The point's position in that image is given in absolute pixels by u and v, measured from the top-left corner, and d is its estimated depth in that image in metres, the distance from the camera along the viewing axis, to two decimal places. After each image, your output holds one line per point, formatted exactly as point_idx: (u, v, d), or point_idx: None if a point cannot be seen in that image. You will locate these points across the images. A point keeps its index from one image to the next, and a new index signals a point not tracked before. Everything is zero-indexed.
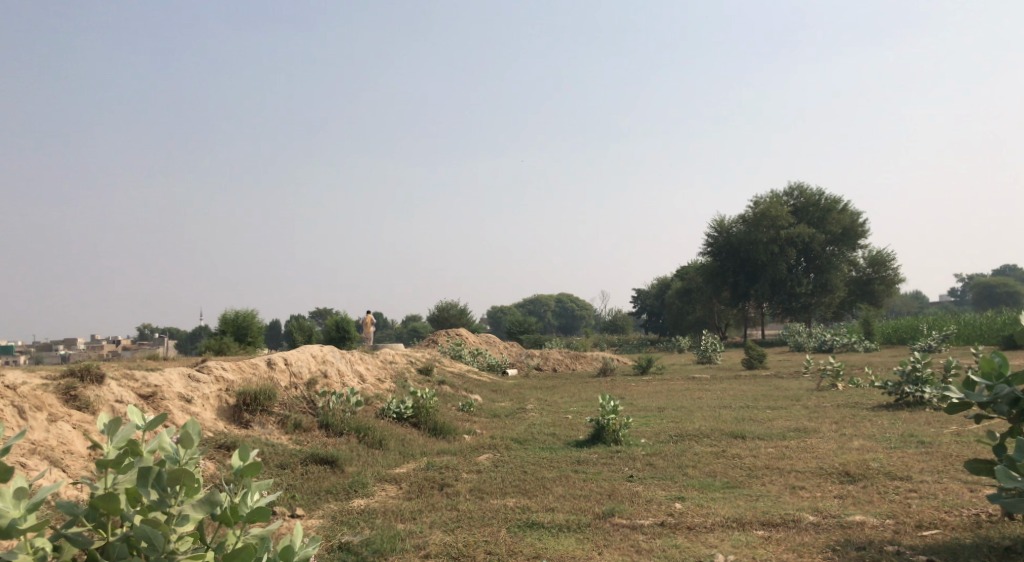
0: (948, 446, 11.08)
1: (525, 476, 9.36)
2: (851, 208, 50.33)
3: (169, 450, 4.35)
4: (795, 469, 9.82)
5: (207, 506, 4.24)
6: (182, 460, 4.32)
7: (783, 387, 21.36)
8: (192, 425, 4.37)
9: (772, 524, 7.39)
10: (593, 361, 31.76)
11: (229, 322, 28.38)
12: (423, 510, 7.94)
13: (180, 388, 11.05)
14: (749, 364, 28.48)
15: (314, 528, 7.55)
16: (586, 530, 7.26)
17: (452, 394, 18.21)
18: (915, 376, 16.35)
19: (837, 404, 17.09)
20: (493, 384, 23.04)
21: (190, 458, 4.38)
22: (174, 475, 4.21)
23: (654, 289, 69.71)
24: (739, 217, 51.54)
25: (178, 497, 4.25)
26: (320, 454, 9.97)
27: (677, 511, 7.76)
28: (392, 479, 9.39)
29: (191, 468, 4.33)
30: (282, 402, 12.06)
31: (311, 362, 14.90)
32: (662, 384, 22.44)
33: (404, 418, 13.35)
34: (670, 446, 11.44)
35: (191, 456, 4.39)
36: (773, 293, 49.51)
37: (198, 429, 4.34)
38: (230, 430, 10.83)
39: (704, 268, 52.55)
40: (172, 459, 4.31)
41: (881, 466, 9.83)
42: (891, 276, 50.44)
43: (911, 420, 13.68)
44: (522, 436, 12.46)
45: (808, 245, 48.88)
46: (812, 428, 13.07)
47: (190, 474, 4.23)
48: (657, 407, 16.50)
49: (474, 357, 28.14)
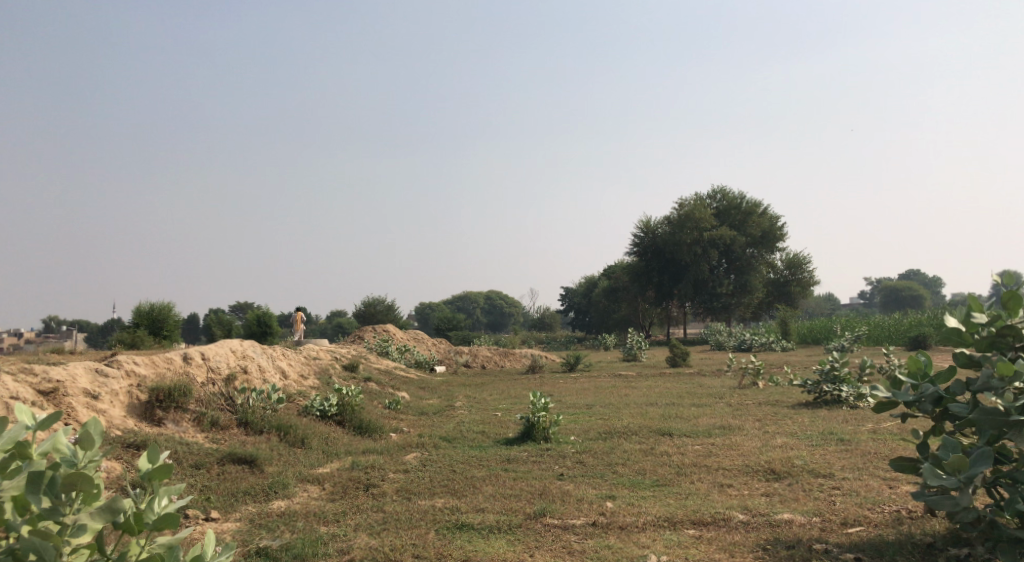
0: (868, 443, 11.25)
1: (453, 476, 9.12)
2: (770, 212, 51.42)
3: (65, 453, 4.01)
4: (723, 467, 9.81)
5: (108, 515, 3.93)
6: (79, 464, 3.97)
7: (706, 385, 21.58)
8: (94, 426, 4.03)
9: (702, 523, 7.32)
10: (522, 358, 31.67)
11: (144, 315, 27.36)
12: (347, 513, 7.64)
13: (85, 384, 10.47)
14: (673, 362, 28.76)
15: (231, 532, 7.18)
16: (517, 531, 7.07)
17: (378, 391, 17.84)
18: (833, 375, 16.65)
19: (759, 402, 17.33)
20: (421, 381, 22.72)
21: (89, 462, 4.03)
22: (69, 480, 3.88)
23: (581, 287, 70.09)
24: (665, 218, 52.03)
25: (74, 505, 3.93)
26: (238, 454, 9.55)
27: (608, 510, 7.63)
28: (314, 479, 9.04)
29: (90, 473, 3.98)
30: (198, 398, 11.55)
31: (230, 356, 14.36)
32: (590, 381, 22.45)
33: (328, 415, 12.96)
34: (599, 444, 11.35)
35: (90, 459, 4.03)
36: (695, 293, 50.22)
37: (99, 429, 4.01)
38: (140, 428, 10.30)
39: (629, 267, 52.95)
40: (68, 463, 3.97)
41: (806, 463, 9.90)
42: (807, 278, 51.84)
43: (831, 419, 13.92)
44: (450, 434, 12.21)
45: (729, 246, 49.72)
46: (738, 426, 13.16)
47: (87, 480, 3.88)
48: (585, 405, 16.44)
49: (401, 353, 27.74)
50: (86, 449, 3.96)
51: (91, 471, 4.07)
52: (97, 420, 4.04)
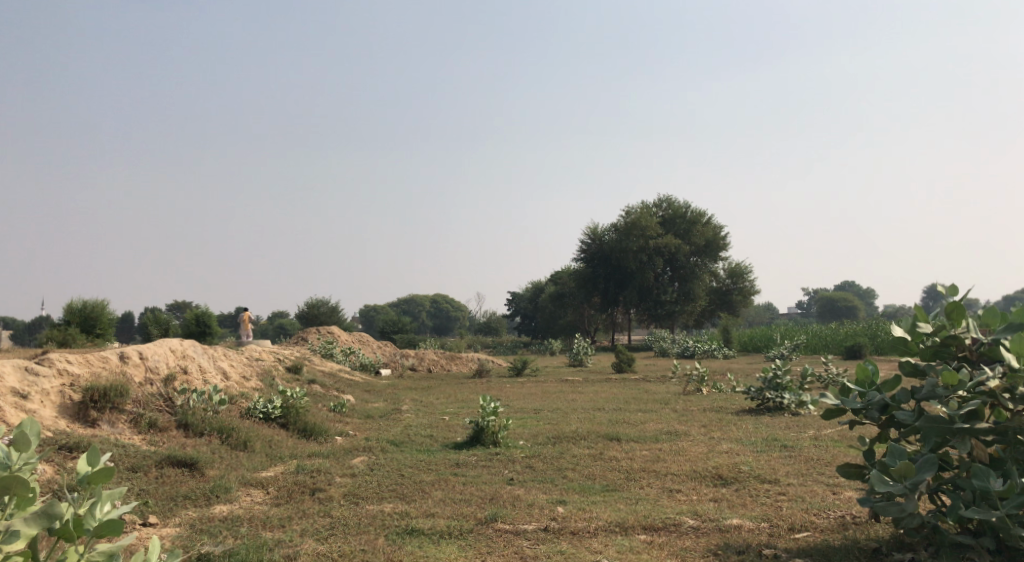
0: (812, 449, 11.41)
1: (402, 480, 8.97)
2: (714, 221, 52.15)
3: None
4: (671, 472, 9.86)
5: (43, 520, 3.74)
6: (13, 466, 3.76)
7: (651, 391, 21.74)
8: (30, 426, 3.82)
9: (653, 528, 7.32)
10: (468, 362, 31.53)
11: (78, 312, 26.55)
12: (293, 518, 7.45)
13: (14, 383, 10.08)
14: (619, 368, 28.92)
15: (170, 537, 6.94)
16: (468, 536, 6.97)
17: (322, 393, 17.56)
18: (776, 382, 16.88)
19: (704, 408, 17.50)
20: (365, 383, 22.44)
21: (24, 464, 3.81)
22: (1, 485, 3.67)
23: (527, 292, 70.18)
24: (611, 225, 52.35)
25: (8, 510, 3.72)
26: (177, 457, 9.28)
27: (560, 515, 7.58)
28: (258, 483, 8.82)
29: (26, 476, 3.78)
30: (136, 399, 11.21)
31: (169, 356, 13.99)
32: (536, 386, 22.44)
33: (271, 418, 12.69)
34: (547, 449, 11.31)
35: (26, 461, 3.82)
36: (639, 301, 50.65)
37: (37, 429, 3.80)
38: (73, 429, 9.96)
39: (576, 273, 53.18)
40: (2, 465, 3.74)
41: (752, 469, 9.99)
42: (748, 287, 52.73)
43: (774, 425, 14.11)
44: (397, 438, 12.05)
45: (673, 255, 50.29)
46: (684, 431, 13.25)
47: (21, 483, 3.67)
48: (532, 409, 16.40)
49: (345, 356, 27.39)
50: (22, 451, 3.75)
51: (26, 473, 3.86)
52: (33, 419, 3.83)
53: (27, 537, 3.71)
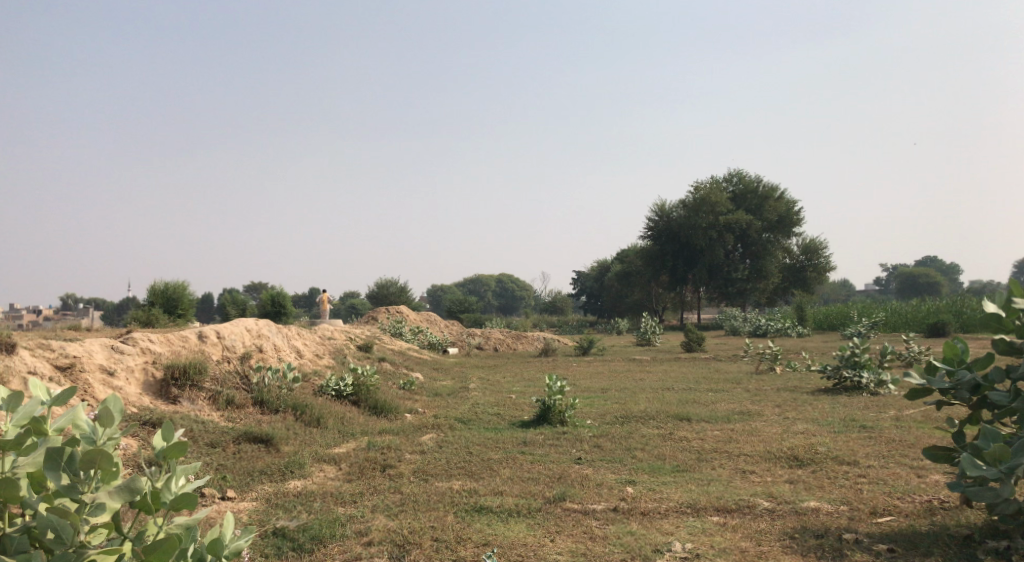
0: (892, 430, 11.07)
1: (470, 458, 9.01)
2: (787, 196, 50.97)
3: (85, 429, 3.89)
4: (744, 453, 9.68)
5: (126, 494, 3.79)
6: (98, 440, 3.86)
7: (722, 370, 21.43)
8: (113, 403, 3.91)
9: (726, 510, 7.19)
10: (535, 341, 31.55)
11: (159, 293, 27.40)
12: (364, 493, 7.54)
13: (101, 360, 10.42)
14: (688, 347, 28.56)
15: (247, 512, 7.08)
16: (537, 515, 6.95)
17: (392, 371, 17.77)
18: (853, 361, 16.42)
19: (777, 388, 17.15)
20: (434, 362, 22.64)
21: (109, 439, 3.91)
22: (87, 458, 3.77)
23: (594, 271, 69.85)
24: (680, 202, 51.66)
25: (93, 483, 3.80)
26: (253, 433, 9.48)
27: (629, 496, 7.50)
28: (330, 459, 8.96)
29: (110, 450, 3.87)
30: (214, 376, 11.49)
31: (245, 335, 14.30)
32: (604, 365, 22.33)
33: (343, 395, 12.88)
34: (617, 428, 11.22)
35: (110, 436, 3.93)
36: (710, 278, 49.94)
37: (120, 405, 3.90)
38: (155, 405, 10.25)
39: (643, 251, 52.70)
40: (88, 439, 3.86)
41: (829, 450, 9.74)
42: (823, 264, 51.49)
43: (851, 405, 13.74)
44: (466, 416, 12.11)
45: (745, 231, 49.34)
46: (757, 411, 13.01)
47: (106, 457, 3.75)
48: (601, 388, 16.32)
49: (414, 335, 27.68)
50: (105, 426, 3.85)
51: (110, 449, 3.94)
52: (117, 396, 3.92)
53: (111, 510, 3.78)
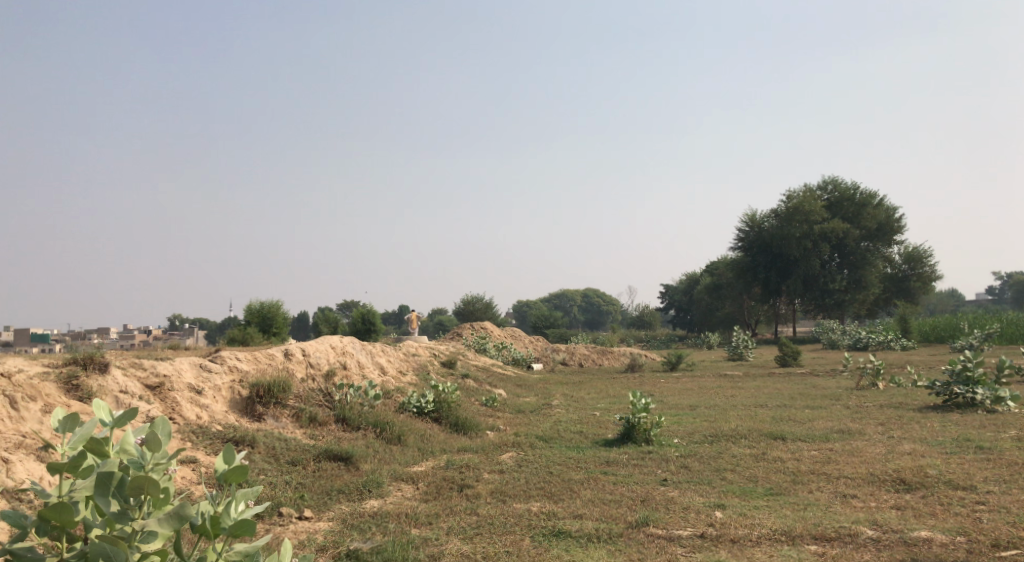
0: (1011, 452, 10.26)
1: (550, 478, 8.73)
2: (886, 203, 49.03)
3: (133, 453, 3.85)
4: (844, 475, 9.10)
5: (174, 521, 3.71)
6: (146, 466, 3.82)
7: (820, 385, 20.52)
8: (161, 427, 3.87)
9: (825, 538, 6.70)
10: (622, 356, 31.02)
11: (255, 312, 28.07)
12: (440, 515, 7.33)
13: (190, 379, 10.52)
14: (783, 361, 27.58)
15: (322, 532, 6.96)
16: (619, 541, 6.61)
17: (476, 388, 17.64)
18: (965, 377, 15.48)
19: (879, 404, 16.30)
20: (518, 378, 22.42)
21: (156, 464, 3.85)
22: (136, 485, 3.72)
23: (683, 284, 68.60)
24: (772, 211, 50.37)
25: (144, 509, 3.77)
26: (334, 451, 9.40)
27: (719, 521, 7.08)
28: (408, 478, 8.80)
29: (158, 477, 3.83)
30: (298, 394, 11.51)
31: (330, 352, 14.38)
32: (693, 381, 21.68)
33: (425, 412, 12.77)
34: (705, 447, 10.74)
35: (158, 461, 3.86)
36: (805, 290, 48.37)
37: (166, 430, 3.84)
38: (241, 422, 10.30)
39: (734, 263, 51.55)
40: (137, 465, 3.81)
41: (940, 473, 9.05)
42: (927, 273, 49.27)
43: (963, 423, 12.88)
44: (548, 434, 11.81)
45: (842, 240, 47.64)
46: (857, 429, 12.31)
47: (152, 484, 3.71)
48: (689, 405, 15.80)
49: (499, 351, 27.53)
50: (152, 451, 3.80)
51: (159, 475, 3.89)
52: (165, 418, 3.91)
53: (163, 536, 3.73)
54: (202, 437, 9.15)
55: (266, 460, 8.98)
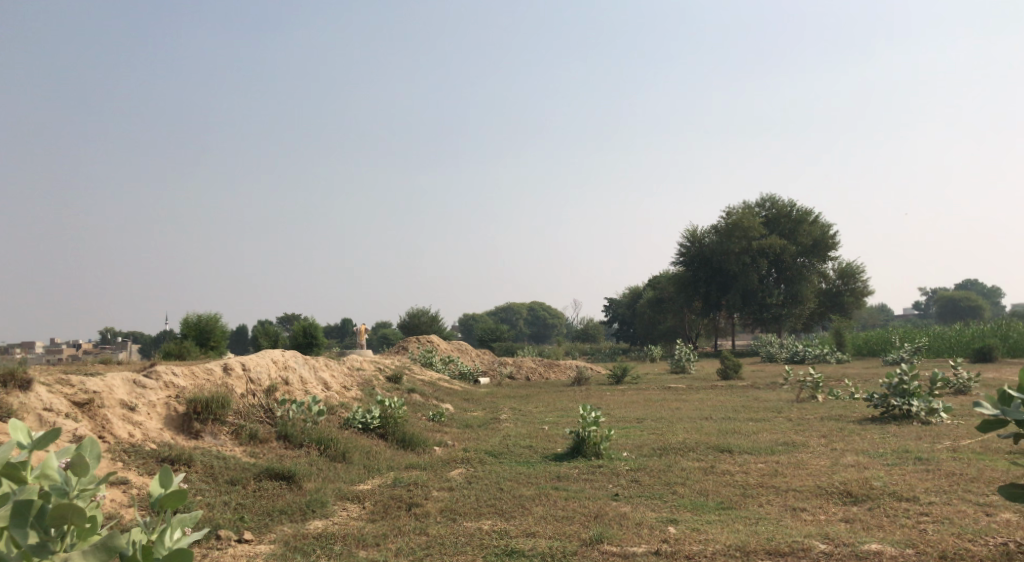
0: (950, 463, 10.42)
1: (501, 495, 8.56)
2: (822, 220, 50.10)
3: (55, 479, 3.62)
4: (793, 488, 9.11)
5: (102, 553, 3.53)
6: (71, 492, 3.60)
7: (761, 398, 20.75)
8: (89, 449, 3.67)
9: (779, 553, 6.65)
10: (567, 370, 30.97)
11: (192, 325, 27.32)
12: (388, 535, 7.09)
13: (122, 395, 10.08)
14: (725, 374, 27.84)
15: (263, 556, 6.67)
16: (572, 559, 6.47)
17: (422, 402, 17.37)
18: (902, 389, 15.74)
19: (820, 417, 16.49)
20: (464, 392, 22.20)
21: (82, 491, 3.66)
22: (59, 514, 3.48)
23: (626, 298, 69.08)
24: (712, 227, 51.03)
25: (67, 542, 3.55)
26: (275, 469, 9.08)
27: (673, 537, 6.99)
28: (354, 497, 8.52)
29: (83, 504, 3.63)
30: (237, 410, 11.13)
31: (271, 367, 13.97)
32: (638, 394, 21.72)
33: (370, 428, 12.48)
34: (655, 461, 10.68)
35: (83, 488, 3.66)
36: (744, 304, 49.09)
37: (97, 452, 3.66)
38: (176, 440, 9.89)
39: (676, 277, 52.07)
40: (60, 492, 3.59)
41: (885, 485, 9.13)
42: (860, 288, 50.47)
43: (902, 435, 13.08)
44: (496, 449, 11.63)
45: (779, 256, 48.46)
46: (802, 442, 12.40)
47: (78, 512, 3.48)
48: (635, 418, 15.78)
49: (445, 365, 27.26)
50: (79, 477, 3.60)
51: (84, 502, 3.69)
52: (94, 438, 3.71)
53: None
54: (134, 455, 8.75)
55: (202, 480, 8.62)
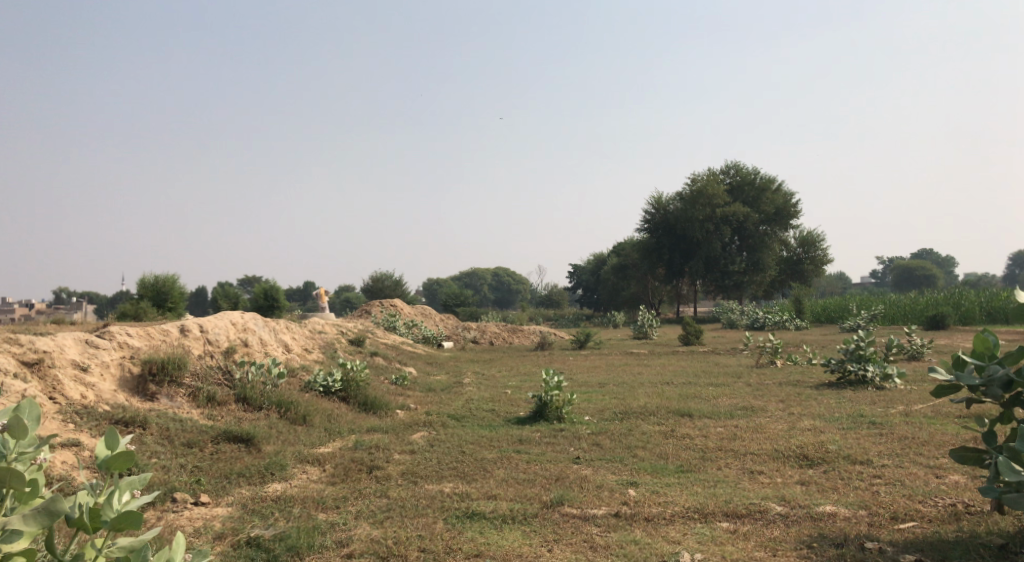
0: (904, 427, 10.61)
1: (462, 457, 8.54)
2: (784, 188, 50.51)
3: None
4: (751, 451, 9.21)
5: (43, 518, 3.49)
6: (9, 455, 3.68)
7: (721, 363, 20.98)
8: (26, 411, 3.74)
9: (737, 515, 6.72)
10: (531, 334, 31.04)
11: (150, 287, 26.87)
12: (348, 498, 7.05)
13: (74, 355, 9.88)
14: (686, 340, 28.09)
15: (220, 518, 6.59)
16: (533, 522, 6.48)
17: (384, 366, 17.29)
18: (858, 354, 15.97)
19: (779, 382, 16.70)
20: (427, 356, 22.14)
21: (21, 454, 3.73)
22: None
23: (590, 264, 69.29)
24: (677, 194, 51.18)
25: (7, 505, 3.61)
26: (233, 432, 8.97)
27: (633, 499, 7.02)
28: (314, 459, 8.46)
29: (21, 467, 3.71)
30: (194, 372, 10.97)
31: (230, 329, 13.77)
32: (600, 359, 21.85)
33: (331, 391, 12.38)
34: (616, 425, 10.73)
35: (20, 451, 3.73)
36: (706, 271, 49.51)
37: (33, 413, 3.75)
38: (131, 402, 9.73)
39: (640, 244, 52.29)
40: None
41: (840, 448, 9.27)
42: (820, 256, 51.10)
43: (858, 400, 13.29)
44: (458, 412, 11.61)
45: (742, 223, 48.79)
46: (760, 406, 12.54)
47: (15, 477, 3.49)
48: (597, 382, 15.85)
49: (408, 329, 27.16)
50: (16, 438, 3.66)
51: (24, 465, 3.76)
52: (32, 402, 3.76)
53: (28, 535, 3.54)
54: (86, 417, 8.58)
55: (158, 442, 8.49)
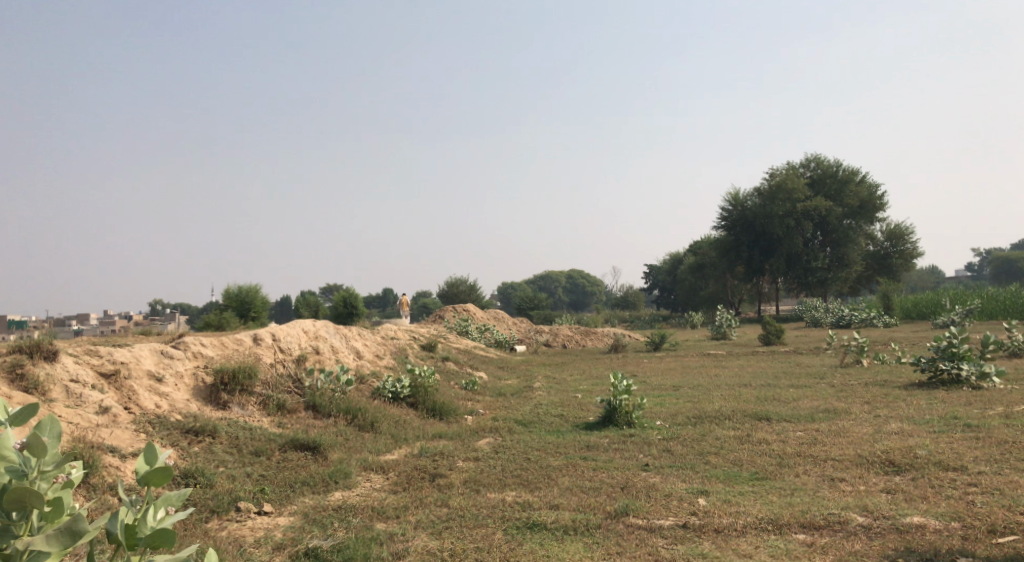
0: (1001, 430, 9.98)
1: (527, 465, 8.35)
2: (868, 180, 48.84)
3: (15, 461, 3.90)
4: (832, 457, 8.77)
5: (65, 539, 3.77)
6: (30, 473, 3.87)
7: (804, 364, 20.29)
8: (47, 429, 3.96)
9: (814, 527, 6.35)
10: (606, 336, 30.67)
11: (233, 297, 27.52)
12: (409, 507, 6.93)
13: (150, 365, 10.05)
14: (766, 340, 27.35)
15: (280, 529, 6.56)
16: (596, 533, 6.25)
17: (455, 371, 17.25)
18: (950, 352, 15.24)
19: (864, 382, 16.05)
20: (501, 360, 22.06)
21: (42, 472, 3.92)
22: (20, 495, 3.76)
23: (666, 264, 68.36)
24: (755, 190, 50.03)
25: (33, 524, 3.87)
26: (300, 440, 8.96)
27: (703, 510, 6.71)
28: (378, 467, 8.37)
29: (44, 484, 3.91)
30: (265, 380, 11.05)
31: (302, 337, 13.87)
32: (677, 360, 21.40)
33: (400, 398, 12.32)
34: (689, 430, 10.39)
35: (44, 470, 3.92)
36: (788, 268, 48.22)
37: (55, 435, 3.95)
38: (203, 411, 9.84)
39: (718, 242, 51.31)
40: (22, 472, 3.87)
41: (929, 453, 8.74)
42: (909, 250, 49.22)
43: (950, 400, 12.62)
44: (526, 418, 11.42)
45: (824, 218, 47.33)
46: (844, 409, 12.00)
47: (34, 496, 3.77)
48: (672, 385, 15.46)
49: (481, 333, 27.13)
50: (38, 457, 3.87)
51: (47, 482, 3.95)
52: (52, 418, 3.98)
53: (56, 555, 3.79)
54: (159, 426, 8.66)
55: (227, 451, 8.54)
